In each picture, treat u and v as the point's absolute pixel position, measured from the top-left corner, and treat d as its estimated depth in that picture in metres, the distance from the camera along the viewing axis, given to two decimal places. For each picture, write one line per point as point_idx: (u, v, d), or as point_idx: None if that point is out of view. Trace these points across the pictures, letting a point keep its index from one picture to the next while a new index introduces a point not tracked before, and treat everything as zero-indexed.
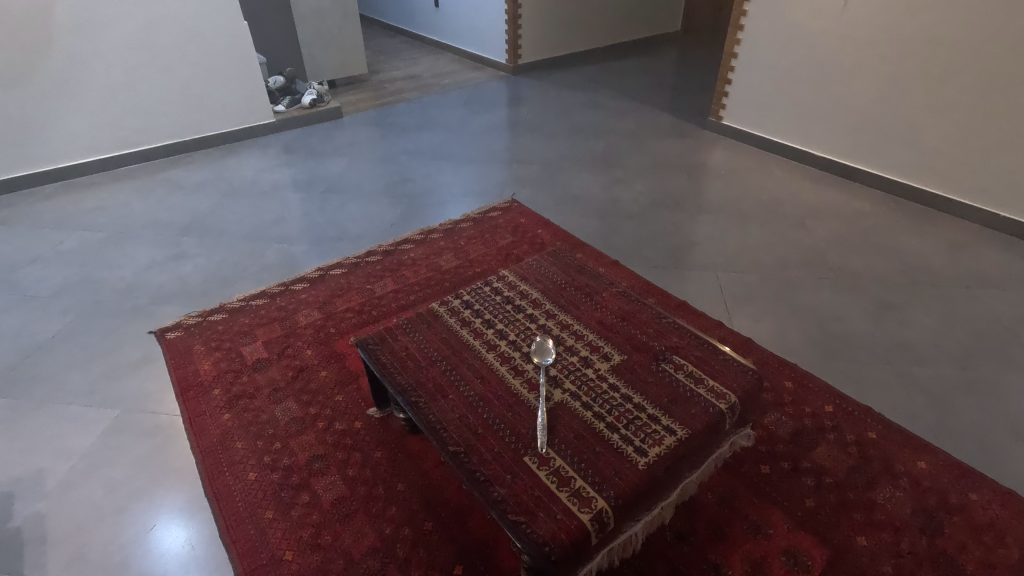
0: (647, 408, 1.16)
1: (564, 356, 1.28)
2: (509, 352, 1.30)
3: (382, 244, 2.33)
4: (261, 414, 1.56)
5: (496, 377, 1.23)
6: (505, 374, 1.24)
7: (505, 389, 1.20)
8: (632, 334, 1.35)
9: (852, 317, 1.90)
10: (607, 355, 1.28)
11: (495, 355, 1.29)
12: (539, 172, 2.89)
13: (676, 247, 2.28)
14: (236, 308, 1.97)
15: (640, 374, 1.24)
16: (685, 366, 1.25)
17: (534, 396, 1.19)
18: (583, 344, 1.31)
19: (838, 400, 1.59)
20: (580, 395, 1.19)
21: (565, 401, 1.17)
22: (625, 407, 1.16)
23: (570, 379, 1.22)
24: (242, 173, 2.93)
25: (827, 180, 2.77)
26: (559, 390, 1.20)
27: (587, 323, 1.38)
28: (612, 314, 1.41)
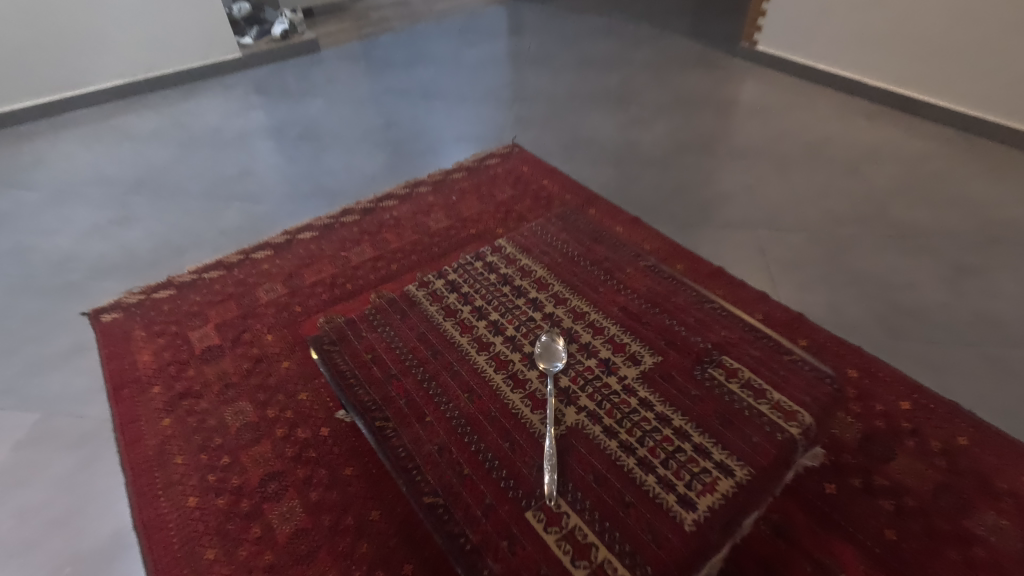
0: (693, 436, 0.85)
1: (578, 359, 0.97)
2: (506, 354, 0.99)
3: (361, 201, 1.99)
4: (208, 420, 1.29)
5: (489, 390, 0.94)
6: (500, 387, 0.94)
7: (500, 409, 0.91)
8: (664, 327, 1.03)
9: (925, 285, 1.57)
10: (634, 356, 0.97)
11: (489, 358, 0.98)
12: (545, 112, 2.49)
13: (708, 200, 1.92)
14: (186, 282, 1.66)
15: (681, 384, 0.93)
16: (739, 371, 0.95)
17: (539, 419, 0.89)
18: (603, 340, 1.00)
19: (916, 393, 1.29)
20: (599, 416, 0.89)
21: (580, 427, 0.87)
22: (660, 435, 0.86)
23: (586, 393, 0.92)
24: (203, 118, 2.55)
25: (881, 115, 2.36)
26: (571, 409, 0.90)
27: (608, 312, 1.06)
28: (639, 298, 1.10)
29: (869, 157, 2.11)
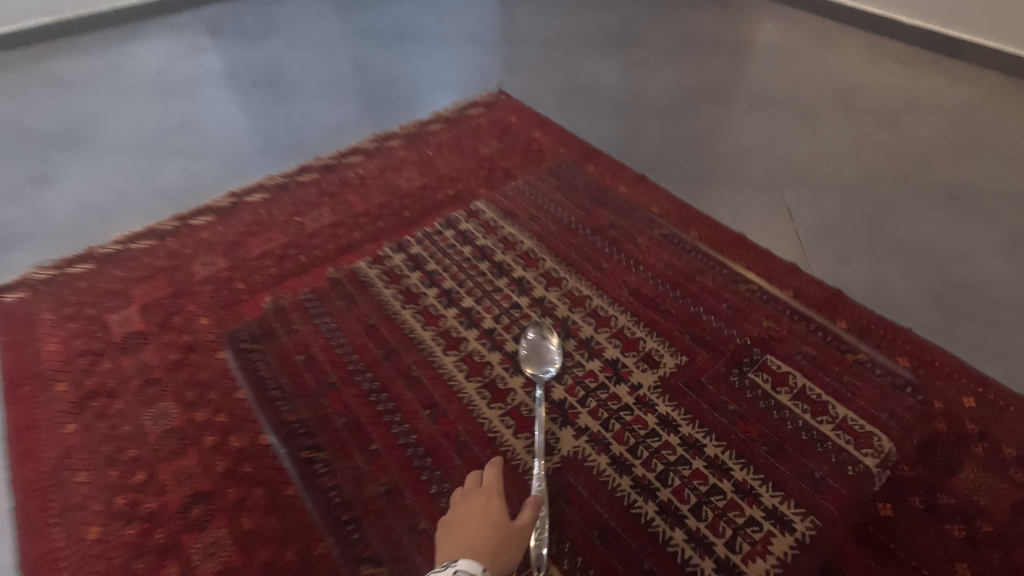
0: (684, 427, 0.97)
1: (578, 361, 1.06)
2: (479, 355, 1.09)
3: (322, 157, 1.71)
4: (122, 426, 1.05)
5: (457, 409, 1.02)
6: (471, 398, 1.03)
7: (474, 436, 0.98)
8: (690, 316, 1.14)
9: (980, 256, 1.34)
10: (650, 357, 1.07)
11: (461, 363, 1.08)
12: (536, 55, 2.18)
13: (725, 155, 1.66)
14: (109, 255, 1.40)
15: (701, 396, 1.01)
16: (775, 399, 1.01)
17: (520, 438, 0.98)
18: (615, 347, 1.08)
19: (982, 388, 1.07)
20: (615, 438, 0.96)
21: (581, 457, 0.94)
22: (664, 442, 0.95)
23: (589, 410, 1.00)
24: (144, 62, 2.22)
25: (918, 58, 2.08)
26: (576, 429, 0.97)
27: (616, 297, 1.17)
28: (657, 279, 1.21)
29: (907, 106, 1.85)
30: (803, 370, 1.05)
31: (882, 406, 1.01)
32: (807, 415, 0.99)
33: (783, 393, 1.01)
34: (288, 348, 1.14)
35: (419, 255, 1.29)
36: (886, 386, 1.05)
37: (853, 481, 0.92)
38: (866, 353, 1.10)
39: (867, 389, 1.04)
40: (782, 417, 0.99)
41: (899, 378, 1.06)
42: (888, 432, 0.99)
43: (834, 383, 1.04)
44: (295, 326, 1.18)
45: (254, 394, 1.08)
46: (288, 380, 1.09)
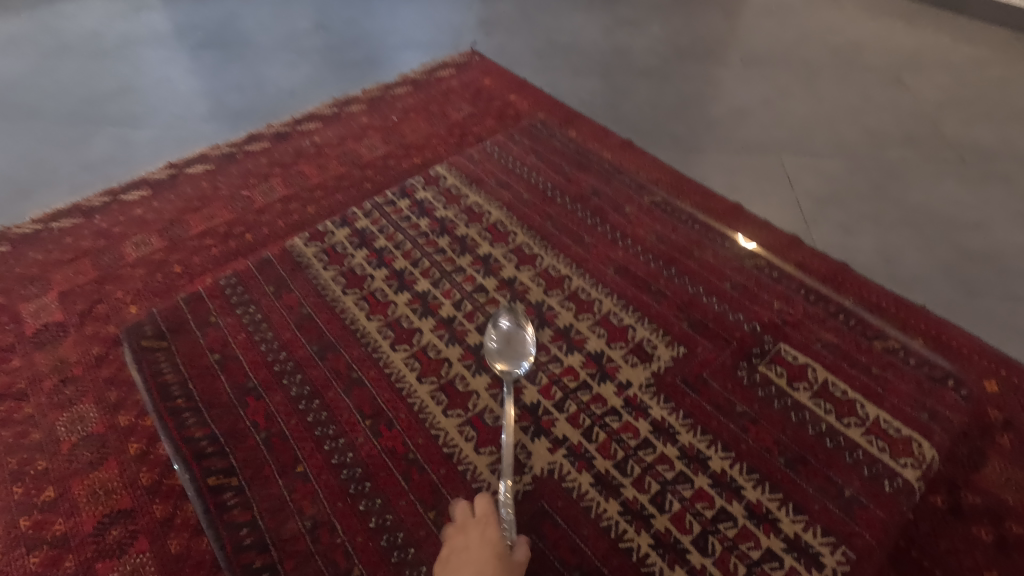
0: (683, 436, 0.84)
1: (556, 357, 0.93)
2: (434, 351, 0.95)
3: (274, 124, 1.54)
4: (31, 434, 0.90)
5: (405, 417, 0.88)
6: (425, 403, 0.89)
7: (423, 451, 0.85)
8: (687, 298, 1.01)
9: (995, 224, 1.23)
10: (644, 351, 0.94)
11: (413, 361, 0.94)
12: (512, 11, 2.00)
13: (717, 118, 1.52)
14: (27, 236, 1.23)
15: (704, 399, 0.88)
16: (794, 397, 0.88)
17: (483, 451, 0.85)
18: (600, 339, 0.95)
19: (1005, 369, 0.97)
20: (600, 454, 0.83)
21: (556, 475, 0.82)
22: (659, 454, 0.83)
23: (568, 417, 0.87)
24: (78, 22, 2.00)
25: (921, 13, 1.95)
26: (551, 443, 0.85)
27: (605, 279, 1.04)
28: (650, 256, 1.08)
29: (911, 63, 1.72)
30: (825, 361, 0.92)
31: (922, 405, 0.88)
32: (830, 415, 0.86)
33: (800, 389, 0.89)
34: (199, 345, 0.97)
35: (366, 230, 1.13)
36: (923, 382, 0.90)
37: (893, 502, 0.78)
38: (896, 339, 0.96)
39: (902, 385, 0.90)
40: (800, 420, 0.86)
41: (938, 370, 0.92)
42: (931, 437, 0.85)
43: (861, 378, 0.90)
44: (211, 318, 1.00)
45: (155, 403, 0.91)
46: (197, 384, 0.92)
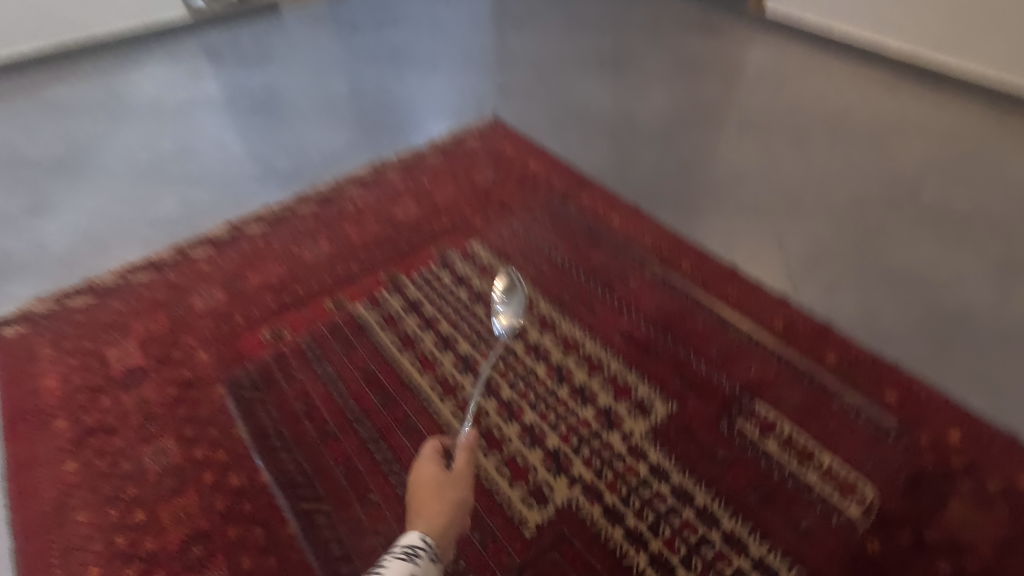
0: (675, 475, 0.99)
1: (573, 409, 1.08)
2: (476, 403, 1.10)
3: (319, 186, 1.73)
4: (121, 464, 1.06)
5: None
6: (470, 447, 1.04)
7: (470, 483, 1.01)
8: (677, 360, 1.15)
9: (967, 284, 1.36)
10: (642, 404, 1.08)
11: (458, 412, 1.10)
12: (530, 80, 2.21)
13: (715, 183, 1.68)
14: (107, 287, 1.41)
15: (694, 443, 1.03)
16: (771, 436, 1.04)
17: (516, 487, 0.99)
18: (606, 390, 1.10)
19: (967, 422, 1.09)
20: (601, 491, 0.98)
21: (573, 507, 0.96)
22: (655, 491, 0.97)
23: (581, 459, 1.02)
24: (143, 89, 2.23)
25: (905, 83, 2.12)
26: (564, 482, 0.99)
27: (612, 344, 1.18)
28: (649, 322, 1.23)
29: (894, 132, 1.88)
30: (793, 417, 1.07)
31: (869, 455, 1.02)
32: (794, 462, 1.01)
33: (770, 439, 1.03)
34: (287, 395, 1.14)
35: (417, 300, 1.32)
36: (873, 433, 1.05)
37: (842, 532, 0.93)
38: (851, 400, 1.10)
39: (852, 437, 1.05)
40: (769, 466, 1.00)
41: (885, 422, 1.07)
42: (871, 480, 0.99)
43: (818, 430, 1.05)
44: (296, 371, 1.18)
45: (254, 442, 1.08)
46: (287, 427, 1.10)
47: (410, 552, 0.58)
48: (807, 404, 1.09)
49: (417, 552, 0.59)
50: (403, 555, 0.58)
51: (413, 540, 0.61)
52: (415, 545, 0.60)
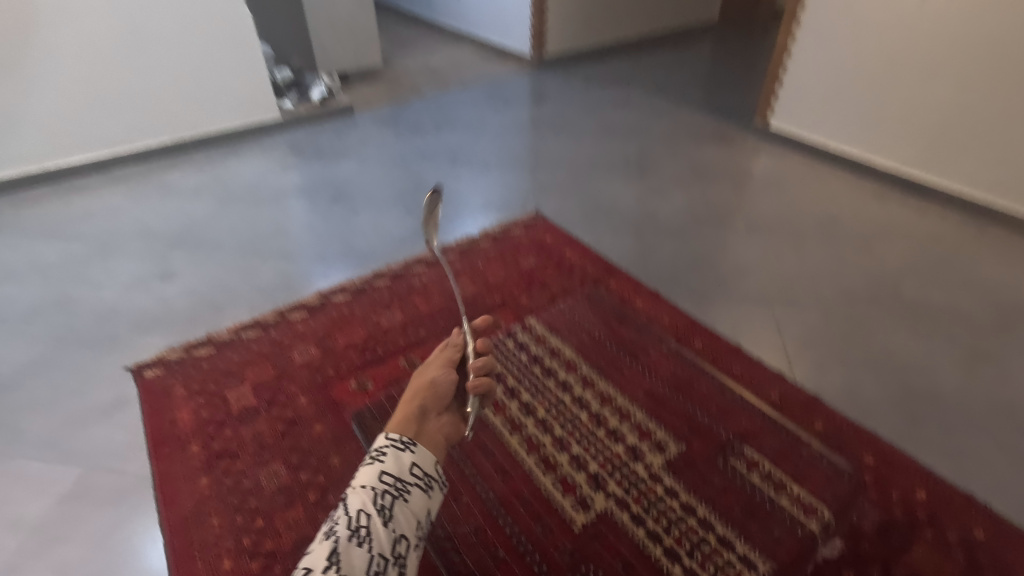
0: (684, 494, 1.23)
1: (608, 444, 1.33)
2: (536, 436, 1.36)
3: (392, 264, 2.08)
4: (243, 481, 1.34)
5: (521, 474, 1.29)
6: (532, 470, 1.29)
7: (532, 493, 1.25)
8: (687, 414, 1.40)
9: (938, 369, 1.61)
10: (660, 444, 1.34)
11: (521, 442, 1.35)
12: (566, 180, 2.60)
13: (724, 274, 1.99)
14: (224, 341, 1.74)
15: (701, 471, 1.27)
16: (756, 468, 1.26)
17: (566, 499, 1.24)
18: (633, 430, 1.37)
19: (932, 483, 1.31)
20: (629, 503, 1.23)
21: (611, 513, 1.21)
22: (669, 505, 1.22)
23: (615, 480, 1.27)
24: (243, 177, 2.68)
25: (892, 194, 2.44)
26: (601, 495, 1.24)
27: (637, 399, 1.45)
28: (664, 384, 1.49)
29: (881, 235, 2.19)
30: (773, 457, 1.28)
31: (826, 489, 1.21)
32: (770, 490, 1.21)
33: (754, 474, 1.25)
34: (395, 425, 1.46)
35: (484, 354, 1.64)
36: (832, 473, 1.24)
37: (800, 544, 1.12)
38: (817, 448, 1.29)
39: (816, 475, 1.23)
40: (752, 491, 1.22)
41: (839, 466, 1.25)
42: (829, 505, 1.18)
43: (790, 466, 1.25)
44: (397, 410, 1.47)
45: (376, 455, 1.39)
46: None
47: (378, 455, 0.85)
48: (786, 445, 1.30)
49: (385, 452, 0.86)
50: (373, 460, 0.85)
51: (383, 443, 0.88)
52: (384, 445, 0.87)
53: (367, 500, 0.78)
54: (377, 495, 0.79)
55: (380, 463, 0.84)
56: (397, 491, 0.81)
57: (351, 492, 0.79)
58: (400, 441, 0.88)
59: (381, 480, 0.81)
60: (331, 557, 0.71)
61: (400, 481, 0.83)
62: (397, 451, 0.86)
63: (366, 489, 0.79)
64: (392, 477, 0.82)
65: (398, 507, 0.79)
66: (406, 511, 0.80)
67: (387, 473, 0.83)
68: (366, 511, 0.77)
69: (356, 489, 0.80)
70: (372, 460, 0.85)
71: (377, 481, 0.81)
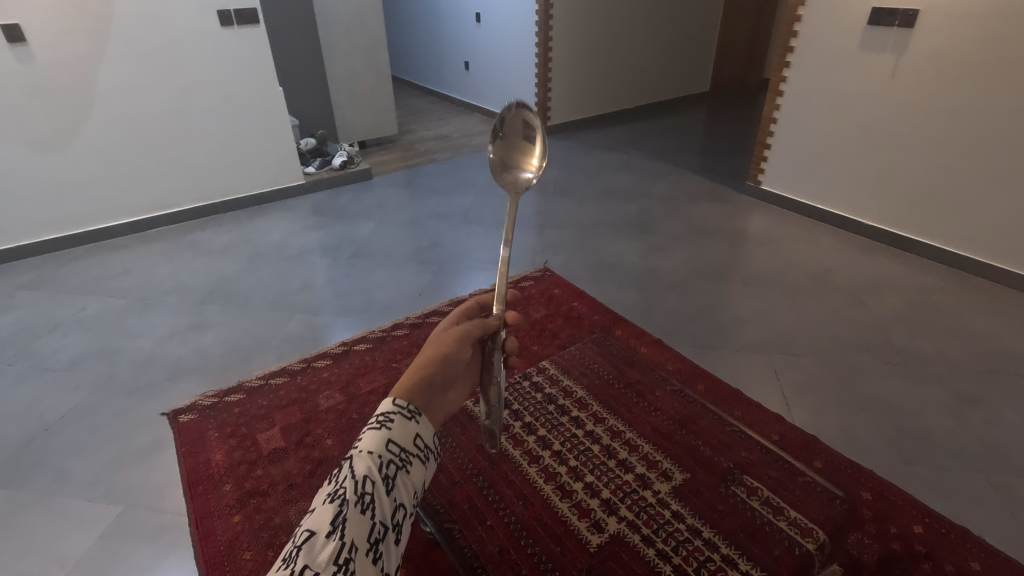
0: (689, 518, 1.30)
1: (618, 473, 1.43)
2: (553, 466, 1.46)
3: (410, 315, 2.21)
4: (274, 517, 1.42)
5: (540, 500, 1.37)
6: (550, 497, 1.38)
7: (551, 516, 1.33)
8: (691, 447, 1.50)
9: (928, 412, 1.70)
10: (666, 473, 1.43)
11: (539, 472, 1.44)
12: (572, 238, 2.77)
13: (723, 324, 2.11)
14: (254, 387, 1.85)
15: (706, 498, 1.35)
16: (758, 491, 1.35)
17: (583, 523, 1.31)
18: (642, 461, 1.46)
19: (927, 517, 1.38)
20: (639, 525, 1.30)
21: (623, 535, 1.28)
22: (676, 527, 1.29)
23: (626, 505, 1.35)
24: (270, 236, 2.87)
25: (878, 250, 2.60)
26: (614, 518, 1.32)
27: (645, 433, 1.55)
28: (669, 420, 1.60)
29: (870, 288, 2.32)
30: (771, 484, 1.37)
31: (823, 512, 1.31)
32: (770, 514, 1.28)
33: (754, 499, 1.33)
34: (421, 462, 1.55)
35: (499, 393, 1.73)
36: (826, 499, 1.34)
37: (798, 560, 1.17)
38: (811, 476, 1.39)
39: (812, 500, 1.33)
40: (753, 515, 1.29)
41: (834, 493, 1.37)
42: (824, 527, 1.29)
43: (787, 493, 1.34)
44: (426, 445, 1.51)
45: None
46: None
47: (384, 418, 0.65)
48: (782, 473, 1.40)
49: (391, 416, 0.66)
50: (378, 423, 0.65)
51: (387, 407, 0.68)
52: (390, 410, 0.67)
53: (372, 467, 0.60)
54: (383, 463, 0.61)
55: (386, 429, 0.64)
56: (403, 461, 0.63)
57: (354, 455, 0.61)
58: (406, 406, 0.68)
59: (388, 448, 0.63)
60: (336, 522, 0.57)
61: (407, 450, 0.64)
62: (406, 417, 0.66)
63: (373, 454, 0.61)
64: (399, 446, 0.64)
65: (401, 481, 0.63)
66: (409, 483, 0.63)
67: (395, 441, 0.64)
68: (371, 478, 0.60)
69: (361, 452, 0.62)
70: (375, 424, 0.65)
71: (383, 449, 0.62)
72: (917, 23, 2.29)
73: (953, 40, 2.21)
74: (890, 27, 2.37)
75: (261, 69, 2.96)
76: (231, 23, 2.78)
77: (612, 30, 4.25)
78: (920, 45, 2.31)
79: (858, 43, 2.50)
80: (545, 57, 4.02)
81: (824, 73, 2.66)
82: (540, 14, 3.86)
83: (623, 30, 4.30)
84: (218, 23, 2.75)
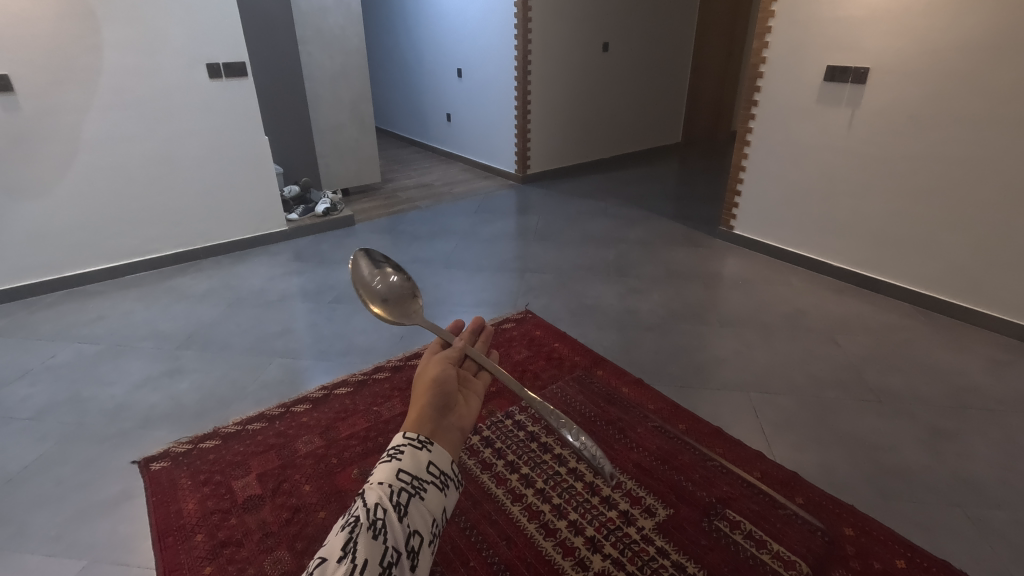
0: (674, 554, 1.31)
1: (601, 510, 1.43)
2: (537, 505, 1.44)
3: (391, 358, 2.20)
4: (248, 568, 1.36)
5: (524, 539, 1.36)
6: (534, 536, 1.36)
7: (534, 555, 1.31)
8: (673, 482, 1.51)
9: (905, 447, 1.72)
10: (650, 509, 1.43)
11: (523, 511, 1.43)
12: (552, 282, 2.82)
13: (702, 364, 2.14)
14: (230, 433, 1.81)
15: (690, 533, 1.37)
16: (742, 524, 1.40)
17: (567, 561, 1.30)
18: (625, 496, 1.47)
19: (910, 552, 1.37)
20: (624, 562, 1.29)
21: (609, 572, 1.27)
22: (661, 563, 1.29)
23: (610, 542, 1.34)
24: (250, 281, 2.86)
25: (848, 291, 2.69)
26: (598, 556, 1.31)
27: (627, 469, 1.56)
28: (652, 456, 1.61)
29: (842, 327, 2.39)
30: (752, 519, 1.41)
31: (803, 545, 1.36)
32: (753, 547, 1.34)
33: (737, 533, 1.37)
34: None
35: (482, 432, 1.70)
36: (807, 531, 1.39)
37: None
38: (791, 509, 1.45)
39: (792, 533, 1.39)
40: (736, 549, 1.34)
41: (815, 528, 1.41)
42: (806, 559, 1.32)
43: (768, 527, 1.39)
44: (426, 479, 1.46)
45: None
46: None
47: (394, 451, 0.64)
48: (764, 507, 1.46)
49: (401, 448, 0.65)
50: (389, 456, 0.64)
51: (397, 440, 0.67)
52: (400, 442, 0.66)
53: (383, 495, 0.60)
54: (394, 492, 0.60)
55: (396, 459, 0.63)
56: (416, 488, 0.62)
57: (366, 489, 0.61)
58: (416, 436, 0.67)
59: (399, 477, 0.62)
60: (348, 545, 0.55)
61: (421, 477, 0.63)
62: (416, 448, 0.65)
63: (383, 484, 0.61)
64: (411, 474, 0.63)
65: (415, 507, 0.61)
66: (424, 509, 0.62)
67: (405, 470, 0.63)
68: (383, 505, 0.59)
69: (372, 484, 0.61)
70: (386, 455, 0.64)
71: (393, 478, 0.61)
72: (869, 80, 2.47)
73: (901, 97, 2.39)
74: (845, 83, 2.55)
75: (246, 119, 3.01)
76: (220, 75, 2.87)
77: (587, 84, 4.45)
78: (873, 99, 2.48)
79: (817, 97, 2.67)
80: (525, 109, 4.18)
81: (787, 124, 2.83)
82: (520, 68, 4.05)
83: (598, 83, 4.52)
84: (207, 76, 2.83)
